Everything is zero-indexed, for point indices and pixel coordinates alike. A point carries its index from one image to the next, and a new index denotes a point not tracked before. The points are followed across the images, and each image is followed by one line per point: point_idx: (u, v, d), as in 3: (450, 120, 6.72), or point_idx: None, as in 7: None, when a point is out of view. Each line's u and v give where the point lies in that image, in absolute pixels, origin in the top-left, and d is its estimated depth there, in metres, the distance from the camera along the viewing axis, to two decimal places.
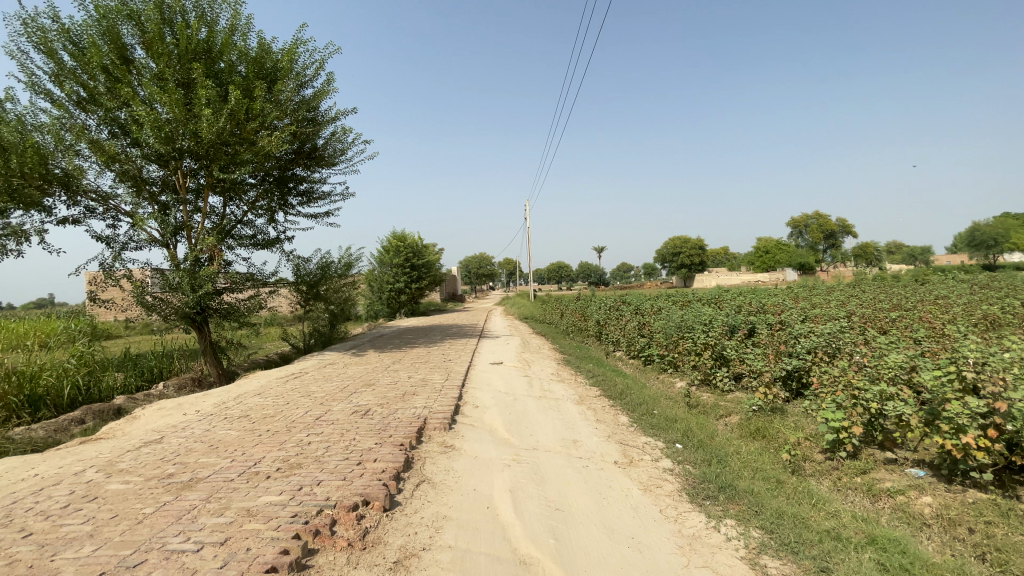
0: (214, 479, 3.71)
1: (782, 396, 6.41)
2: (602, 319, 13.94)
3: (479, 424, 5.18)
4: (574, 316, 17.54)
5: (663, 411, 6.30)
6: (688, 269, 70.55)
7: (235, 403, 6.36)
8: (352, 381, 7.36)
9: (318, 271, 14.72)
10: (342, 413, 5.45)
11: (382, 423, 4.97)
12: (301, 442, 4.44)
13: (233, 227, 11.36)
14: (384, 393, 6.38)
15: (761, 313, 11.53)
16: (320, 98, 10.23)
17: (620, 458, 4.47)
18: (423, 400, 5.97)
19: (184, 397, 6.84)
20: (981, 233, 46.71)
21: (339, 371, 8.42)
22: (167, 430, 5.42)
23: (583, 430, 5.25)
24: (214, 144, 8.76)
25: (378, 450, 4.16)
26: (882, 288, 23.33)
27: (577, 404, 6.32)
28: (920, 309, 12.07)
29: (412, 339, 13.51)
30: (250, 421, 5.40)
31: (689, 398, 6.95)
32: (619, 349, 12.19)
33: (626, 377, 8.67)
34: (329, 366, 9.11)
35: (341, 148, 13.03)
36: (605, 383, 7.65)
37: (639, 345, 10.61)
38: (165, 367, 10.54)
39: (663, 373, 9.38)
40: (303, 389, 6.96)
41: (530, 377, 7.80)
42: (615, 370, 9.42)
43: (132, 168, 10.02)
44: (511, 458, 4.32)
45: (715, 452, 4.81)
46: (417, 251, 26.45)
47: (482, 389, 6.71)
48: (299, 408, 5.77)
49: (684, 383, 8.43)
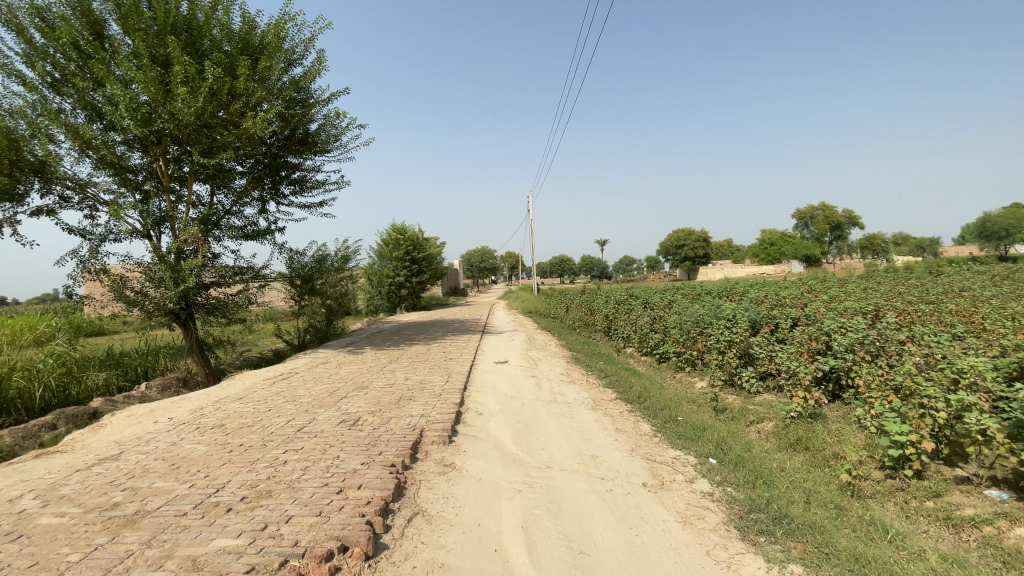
0: (164, 512, 3.07)
1: (821, 401, 5.74)
2: (610, 313, 13.26)
3: (483, 437, 4.53)
4: (579, 310, 16.87)
5: (688, 418, 5.64)
6: (692, 262, 69.68)
7: (212, 410, 5.74)
8: (344, 383, 6.72)
9: (313, 265, 14.09)
10: (327, 423, 4.80)
11: (372, 436, 4.33)
12: (275, 462, 3.79)
13: (220, 217, 10.72)
14: (377, 398, 5.73)
15: (781, 307, 10.83)
16: (311, 78, 9.58)
17: (648, 480, 3.82)
18: (419, 406, 5.32)
19: (158, 403, 6.24)
20: (993, 223, 45.75)
21: (331, 372, 7.78)
22: (130, 442, 4.79)
23: (601, 442, 4.60)
24: (194, 126, 8.10)
25: (365, 473, 3.51)
26: (899, 279, 22.52)
27: (591, 410, 5.68)
28: (950, 302, 11.34)
29: (412, 335, 12.85)
30: (224, 433, 4.76)
31: (715, 402, 6.29)
32: (629, 345, 11.54)
33: (642, 377, 8.00)
34: (321, 366, 8.47)
35: (335, 133, 12.37)
36: (620, 385, 6.99)
37: (653, 341, 9.94)
38: (150, 366, 9.91)
39: (679, 372, 8.71)
40: (289, 393, 6.31)
41: (538, 378, 7.14)
42: (628, 369, 8.76)
43: (110, 155, 9.35)
44: (521, 480, 3.69)
45: (756, 471, 4.15)
46: (417, 244, 25.78)
47: (486, 393, 6.05)
48: (280, 417, 5.12)
49: (705, 383, 7.75)
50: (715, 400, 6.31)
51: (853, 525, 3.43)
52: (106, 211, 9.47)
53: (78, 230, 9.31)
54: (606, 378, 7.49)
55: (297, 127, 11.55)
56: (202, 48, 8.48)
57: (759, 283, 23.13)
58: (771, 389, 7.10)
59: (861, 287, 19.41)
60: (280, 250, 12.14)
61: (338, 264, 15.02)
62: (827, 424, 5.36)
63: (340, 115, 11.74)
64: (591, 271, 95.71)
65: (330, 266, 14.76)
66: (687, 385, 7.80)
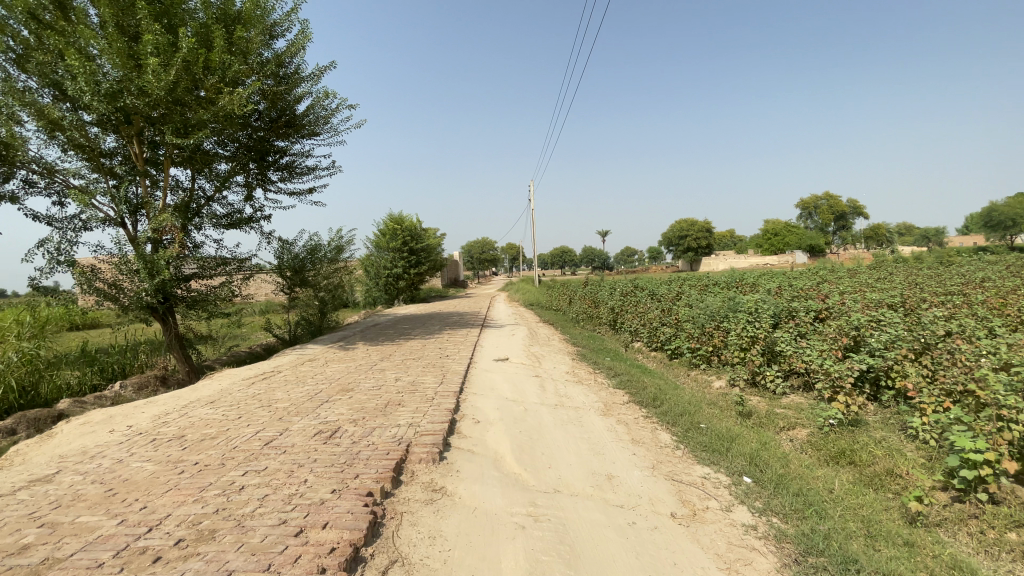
0: (77, 562, 2.45)
1: (862, 406, 5.08)
2: (617, 306, 12.61)
3: (480, 453, 3.88)
4: (583, 302, 16.20)
5: (713, 425, 5.00)
6: (695, 253, 68.75)
7: (175, 417, 5.11)
8: (327, 385, 6.08)
9: (305, 255, 13.42)
10: (300, 435, 4.16)
11: (349, 453, 3.69)
12: (230, 489, 3.16)
13: (201, 204, 10.07)
14: (361, 403, 5.09)
15: (800, 298, 10.15)
16: (295, 52, 8.86)
17: (677, 508, 3.18)
18: (408, 413, 4.67)
19: (119, 409, 5.63)
20: (1001, 214, 44.96)
21: (316, 371, 7.16)
22: (74, 459, 4.17)
23: (617, 457, 3.96)
24: (165, 102, 7.40)
25: (334, 505, 2.88)
26: (909, 269, 21.84)
27: (603, 416, 5.04)
28: (980, 293, 10.64)
29: (408, 329, 12.23)
30: (180, 448, 4.13)
31: (740, 406, 5.65)
32: (637, 340, 10.91)
33: (655, 376, 7.36)
34: (307, 364, 7.82)
35: (324, 115, 11.67)
36: (633, 385, 6.35)
37: (664, 336, 9.30)
38: (128, 363, 9.24)
39: (694, 370, 8.06)
40: (265, 397, 5.68)
41: (541, 377, 6.51)
42: (639, 366, 8.12)
43: (80, 137, 8.63)
44: (524, 510, 3.05)
45: (801, 495, 3.51)
46: (416, 234, 25.11)
47: (484, 396, 5.41)
48: (248, 427, 4.50)
49: (724, 382, 7.12)
50: (740, 402, 5.66)
51: (935, 570, 2.78)
52: (76, 198, 8.83)
53: (46, 219, 8.62)
54: (616, 377, 6.83)
55: (283, 107, 10.88)
56: (174, 17, 7.68)
57: (768, 273, 22.43)
58: (799, 390, 6.46)
59: (874, 277, 18.61)
60: (267, 239, 11.50)
61: (332, 255, 14.35)
62: (873, 434, 4.71)
63: (329, 96, 11.05)
64: (592, 262, 95.00)
65: (323, 258, 14.09)
66: (705, 386, 7.16)
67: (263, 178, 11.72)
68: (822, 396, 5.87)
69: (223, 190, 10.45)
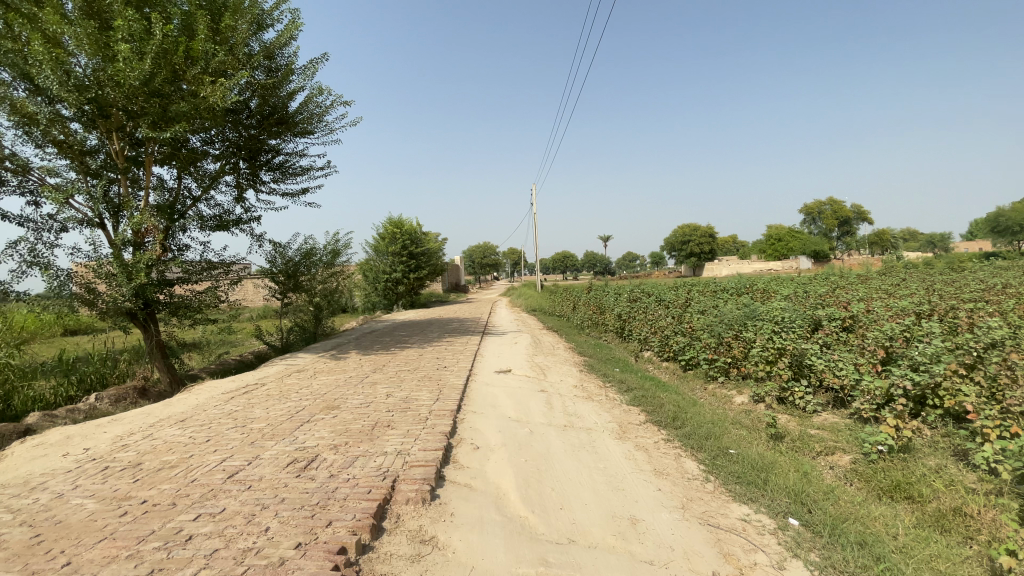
0: None
1: (912, 430, 4.50)
2: (624, 313, 12.05)
3: (479, 489, 3.32)
4: (588, 308, 15.61)
5: (744, 452, 4.42)
6: (698, 259, 67.41)
7: (136, 440, 4.56)
8: (311, 401, 5.51)
9: (299, 259, 12.87)
10: (271, 466, 3.59)
11: (324, 491, 3.13)
12: (173, 542, 2.61)
13: (187, 205, 9.57)
14: (346, 424, 4.52)
15: (821, 306, 9.55)
16: (286, 42, 8.35)
17: (720, 566, 2.60)
18: (398, 437, 4.11)
19: (79, 429, 5.09)
20: (1008, 218, 44.38)
21: (302, 384, 6.61)
22: (10, 492, 3.63)
23: (640, 494, 3.39)
24: (141, 93, 6.90)
25: (296, 567, 2.32)
26: (921, 275, 21.22)
27: (619, 441, 4.47)
28: (1012, 299, 10.03)
29: (404, 336, 11.62)
30: (132, 481, 3.57)
31: (772, 428, 5.06)
32: (647, 349, 10.32)
33: (671, 390, 6.78)
34: (293, 376, 7.25)
35: (318, 112, 11.18)
36: (649, 402, 5.78)
37: (676, 346, 8.72)
38: (106, 373, 8.64)
39: (711, 384, 7.45)
40: (241, 416, 5.11)
41: (548, 393, 5.94)
42: (652, 379, 7.54)
43: (58, 133, 8.16)
44: (533, 570, 2.47)
45: (864, 544, 2.93)
46: (416, 238, 24.62)
47: (484, 416, 4.85)
48: (215, 454, 3.94)
49: (747, 398, 6.54)
50: (771, 424, 5.07)
51: None
52: (54, 196, 8.34)
53: (21, 219, 8.16)
54: (628, 392, 6.24)
55: (273, 102, 10.38)
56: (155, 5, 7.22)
57: (777, 278, 21.83)
58: (832, 406, 5.93)
59: (886, 283, 18.06)
60: (258, 242, 10.97)
61: (327, 259, 13.80)
62: (930, 466, 4.12)
63: (323, 92, 10.54)
64: (594, 266, 94.60)
65: (318, 262, 13.53)
66: (726, 403, 6.57)
67: (254, 178, 11.21)
68: (862, 414, 5.29)
69: (211, 190, 9.95)
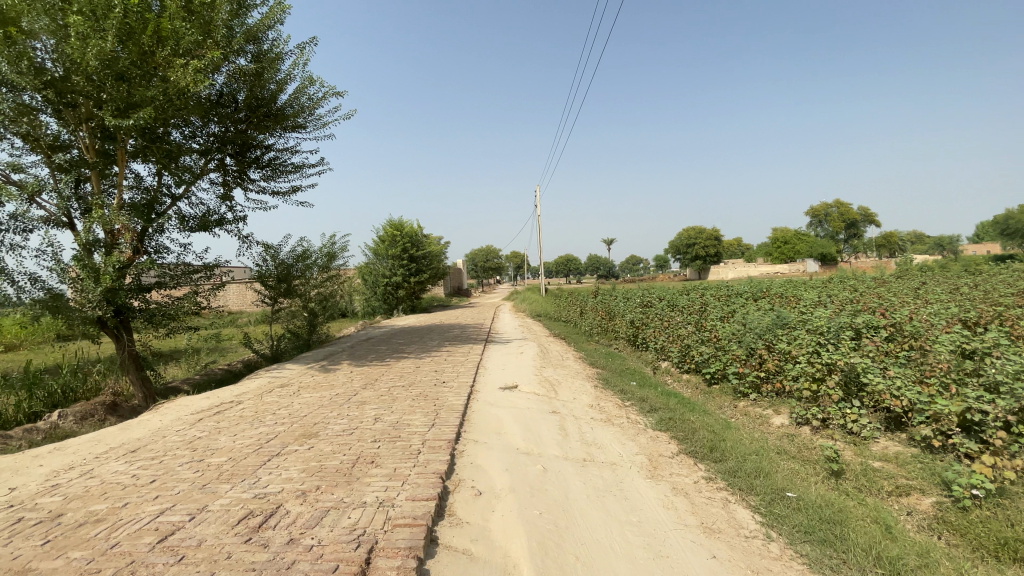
0: None
1: (1012, 467, 3.71)
2: (636, 319, 11.27)
3: (481, 561, 2.54)
4: (596, 314, 14.82)
5: (806, 495, 3.64)
6: (703, 261, 66.54)
7: (69, 480, 3.78)
8: (287, 426, 4.75)
9: (292, 262, 12.13)
10: (216, 524, 2.82)
11: (276, 569, 2.35)
12: None
13: (166, 204, 8.85)
14: (321, 460, 3.75)
15: (855, 313, 8.73)
16: (270, 25, 7.64)
17: None
18: (382, 480, 3.34)
19: (12, 462, 4.32)
20: (1019, 220, 43.43)
21: (282, 403, 5.85)
22: None
23: (690, 566, 2.61)
24: (104, 77, 6.34)
25: None
26: (940, 279, 20.33)
27: (651, 481, 3.69)
28: None
29: (402, 344, 10.89)
30: (39, 545, 2.77)
31: (832, 462, 4.28)
32: (664, 360, 9.52)
33: (700, 410, 5.96)
34: (275, 392, 6.49)
35: (309, 105, 10.50)
36: (680, 426, 5.00)
37: (699, 356, 7.94)
38: (78, 386, 7.85)
39: (742, 402, 6.64)
40: (203, 447, 4.34)
41: (561, 414, 5.17)
42: (675, 395, 6.77)
43: (22, 125, 7.44)
44: None
45: None
46: (417, 241, 23.93)
47: (488, 447, 4.07)
48: (153, 505, 3.16)
49: (789, 419, 5.72)
50: (831, 457, 4.25)
51: None
52: (19, 193, 7.60)
53: None
54: (653, 414, 5.44)
55: (259, 93, 9.70)
56: None
57: (791, 282, 21.03)
58: (889, 429, 5.19)
59: (905, 287, 17.21)
60: (245, 244, 10.22)
61: (322, 263, 13.06)
62: None
63: (314, 82, 9.83)
64: (598, 269, 93.83)
65: (313, 265, 12.80)
66: (764, 426, 5.76)
67: (242, 176, 10.50)
68: (933, 443, 4.51)
69: (193, 187, 9.22)
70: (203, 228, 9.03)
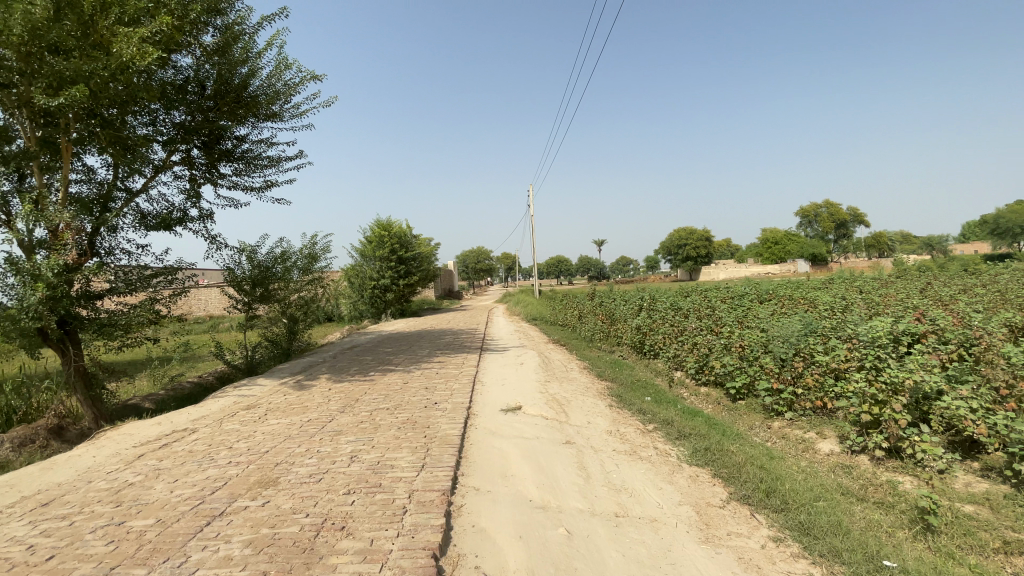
0: None
1: None
2: (643, 324, 10.45)
3: None
4: (596, 318, 13.97)
5: (913, 565, 2.77)
6: (694, 262, 66.19)
7: None
8: (242, 468, 3.84)
9: (269, 264, 11.15)
10: None
11: None
12: None
13: (121, 201, 7.88)
14: (277, 526, 2.85)
15: (887, 317, 7.96)
16: None
17: None
18: (352, 563, 2.44)
19: None
20: (1007, 220, 43.30)
21: (244, 431, 4.93)
22: None
23: None
24: (34, 48, 5.51)
25: None
26: (943, 278, 19.83)
27: (709, 550, 2.82)
28: None
29: (390, 354, 9.97)
30: None
31: (924, 512, 3.43)
32: (677, 370, 8.70)
33: (734, 435, 5.12)
34: (239, 416, 5.57)
35: (285, 91, 9.61)
36: (723, 460, 4.14)
37: (719, 368, 7.13)
38: (24, 407, 6.75)
39: (776, 423, 5.82)
40: (131, 501, 3.42)
41: (578, 447, 4.29)
42: (699, 414, 5.93)
43: None
44: None
45: None
46: (406, 241, 22.96)
47: (494, 501, 3.18)
48: None
49: (841, 445, 4.95)
50: (923, 505, 3.41)
51: None
52: None
53: None
54: (685, 443, 4.58)
55: (229, 77, 8.85)
56: None
57: (794, 283, 20.41)
58: (956, 452, 4.54)
59: (914, 288, 16.42)
60: (214, 245, 9.22)
61: (303, 264, 12.10)
62: None
63: (289, 66, 8.95)
64: (589, 270, 93.28)
65: (292, 267, 11.83)
66: (811, 455, 4.95)
67: (211, 170, 9.54)
68: None
69: (153, 182, 8.24)
70: (163, 227, 8.03)
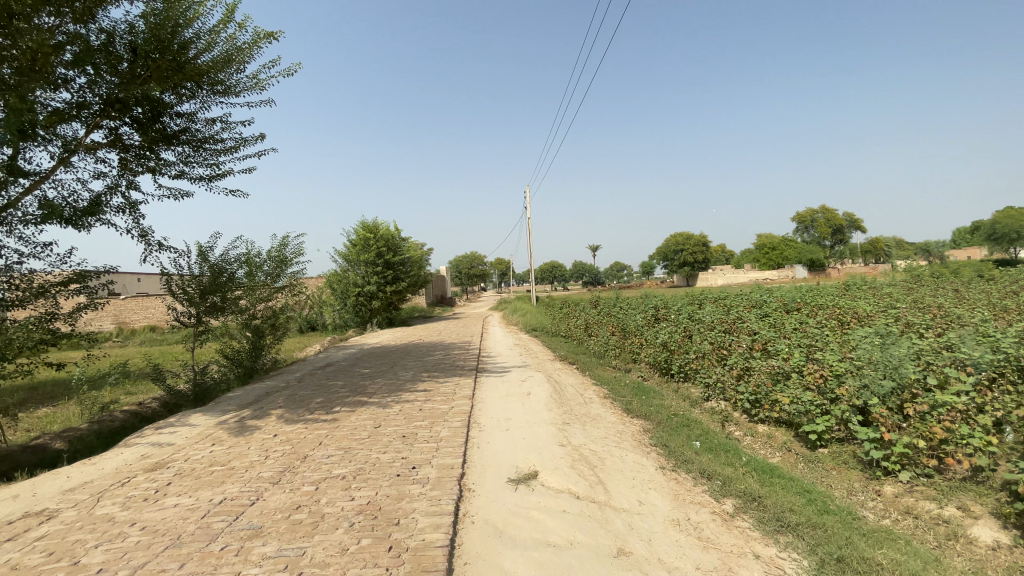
0: None
1: None
2: (668, 339, 8.81)
3: None
4: (605, 331, 12.30)
5: None
6: (691, 267, 64.91)
7: None
8: None
9: (229, 269, 9.49)
10: None
11: None
12: None
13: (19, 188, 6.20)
14: None
15: (987, 335, 6.31)
16: None
17: None
18: None
19: None
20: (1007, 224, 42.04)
21: (118, 523, 3.22)
22: None
23: None
24: None
25: None
26: (968, 284, 18.19)
27: None
28: None
29: (367, 378, 8.27)
30: None
31: None
32: (719, 400, 7.05)
33: (851, 519, 3.48)
34: (131, 487, 3.87)
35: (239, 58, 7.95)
36: None
37: (786, 405, 5.51)
38: None
39: (888, 488, 4.23)
40: None
41: (638, 564, 2.63)
42: (782, 474, 4.32)
43: None
44: None
45: None
46: (393, 244, 21.26)
47: None
48: None
49: (1009, 532, 3.37)
50: None
51: None
52: None
53: None
54: (797, 545, 2.94)
55: (167, 38, 7.21)
56: None
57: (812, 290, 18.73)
58: None
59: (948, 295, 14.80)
60: (149, 244, 7.52)
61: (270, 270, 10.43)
62: None
63: (240, 25, 7.29)
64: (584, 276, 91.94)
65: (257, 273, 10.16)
66: (967, 548, 3.37)
67: (148, 155, 7.87)
68: None
69: (64, 165, 6.56)
70: (74, 222, 6.35)
